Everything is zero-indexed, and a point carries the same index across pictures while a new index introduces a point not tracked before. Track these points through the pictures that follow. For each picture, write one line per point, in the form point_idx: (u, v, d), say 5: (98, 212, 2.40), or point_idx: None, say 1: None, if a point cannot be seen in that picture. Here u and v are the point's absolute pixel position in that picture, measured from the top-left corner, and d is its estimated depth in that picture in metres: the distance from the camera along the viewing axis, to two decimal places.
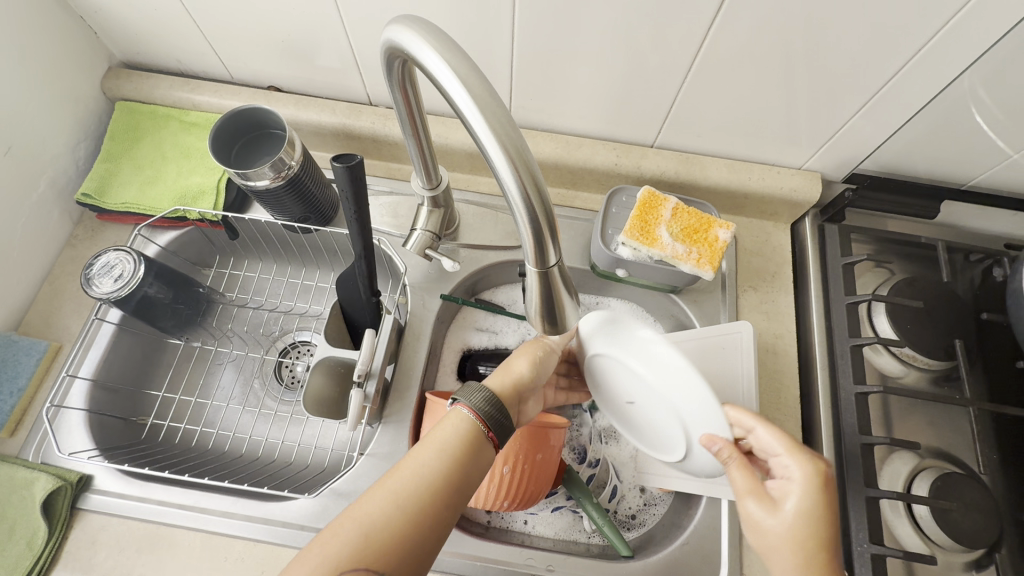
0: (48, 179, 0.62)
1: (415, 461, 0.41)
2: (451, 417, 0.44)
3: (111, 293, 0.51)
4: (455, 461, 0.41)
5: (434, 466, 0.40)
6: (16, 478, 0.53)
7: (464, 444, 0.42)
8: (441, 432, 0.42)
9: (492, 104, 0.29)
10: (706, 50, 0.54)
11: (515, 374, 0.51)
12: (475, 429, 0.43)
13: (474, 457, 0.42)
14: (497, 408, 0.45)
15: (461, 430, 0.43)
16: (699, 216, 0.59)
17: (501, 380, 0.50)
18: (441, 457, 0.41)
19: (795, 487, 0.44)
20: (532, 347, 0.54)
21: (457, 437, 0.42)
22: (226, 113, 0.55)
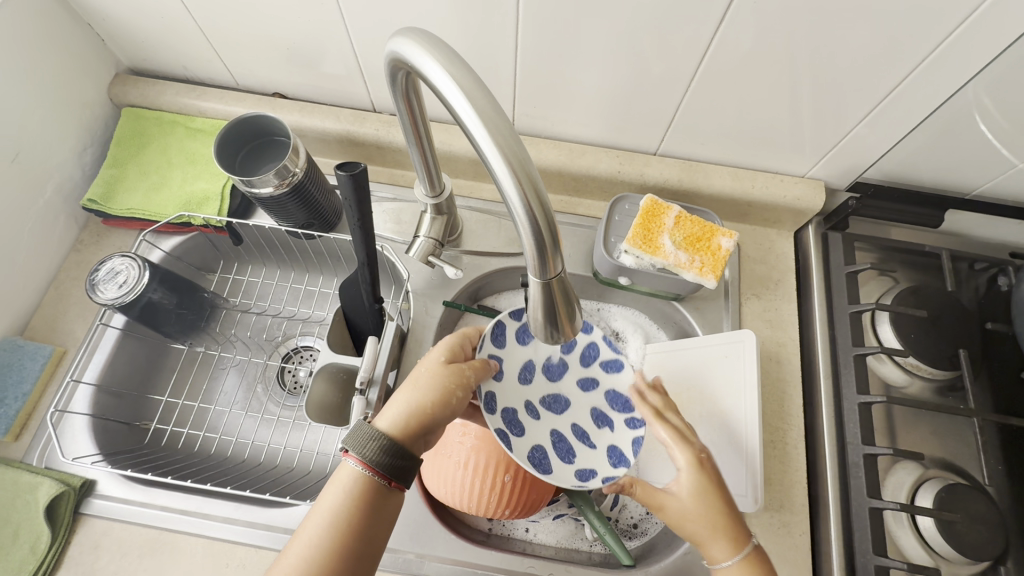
0: (54, 184, 0.63)
1: (306, 532, 0.41)
2: (337, 478, 0.42)
3: (116, 299, 0.51)
4: (345, 526, 0.41)
5: (323, 538, 0.40)
6: (20, 482, 0.53)
7: (352, 503, 0.41)
8: (326, 499, 0.42)
9: (495, 116, 0.29)
10: (710, 58, 0.54)
11: (417, 408, 0.45)
12: (366, 483, 0.42)
13: (366, 515, 0.41)
14: (391, 454, 0.42)
15: (349, 492, 0.41)
16: (702, 224, 0.58)
17: (402, 420, 0.44)
18: (329, 527, 0.41)
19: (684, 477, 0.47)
20: (449, 381, 0.46)
21: (345, 498, 0.41)
22: (231, 121, 0.55)
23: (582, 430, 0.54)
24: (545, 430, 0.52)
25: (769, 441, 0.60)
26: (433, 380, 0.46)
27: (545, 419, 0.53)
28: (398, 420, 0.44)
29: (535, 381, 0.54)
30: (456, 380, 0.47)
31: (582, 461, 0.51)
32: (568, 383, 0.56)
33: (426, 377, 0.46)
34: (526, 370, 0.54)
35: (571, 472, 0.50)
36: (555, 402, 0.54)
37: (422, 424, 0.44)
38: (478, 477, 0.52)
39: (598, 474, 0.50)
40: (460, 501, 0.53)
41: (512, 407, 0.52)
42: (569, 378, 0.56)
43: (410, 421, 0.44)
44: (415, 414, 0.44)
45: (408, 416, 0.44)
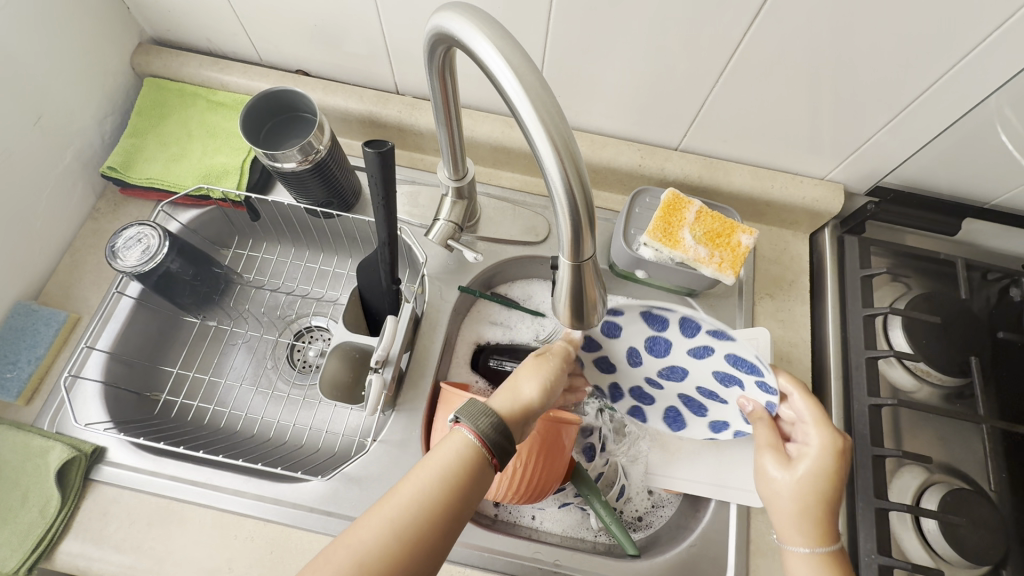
0: (73, 151, 0.62)
1: (417, 479, 0.40)
2: (452, 439, 0.42)
3: (135, 266, 0.51)
4: (456, 485, 0.40)
5: (439, 486, 0.40)
6: (31, 445, 0.53)
7: (466, 466, 0.40)
8: (447, 450, 0.41)
9: (543, 95, 0.29)
10: (738, 57, 0.54)
11: (525, 396, 0.46)
12: (477, 451, 0.41)
13: (474, 486, 0.40)
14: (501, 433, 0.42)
15: (463, 452, 0.41)
16: (723, 220, 0.58)
17: (508, 400, 0.45)
18: (447, 477, 0.40)
19: (811, 450, 0.49)
20: (550, 361, 0.49)
21: (460, 461, 0.40)
22: (257, 95, 0.55)
23: (710, 390, 0.54)
24: (671, 396, 0.56)
25: None
26: (538, 362, 0.49)
27: (669, 387, 0.56)
28: (507, 401, 0.45)
29: (645, 362, 0.54)
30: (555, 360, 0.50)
31: (713, 415, 0.57)
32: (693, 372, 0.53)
33: (527, 364, 0.49)
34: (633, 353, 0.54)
35: (705, 425, 0.58)
36: (672, 374, 0.54)
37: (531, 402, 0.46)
38: None
39: (725, 425, 0.56)
40: None
41: (637, 384, 0.56)
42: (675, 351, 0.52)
43: (518, 399, 0.45)
44: (524, 392, 0.46)
45: (516, 396, 0.46)
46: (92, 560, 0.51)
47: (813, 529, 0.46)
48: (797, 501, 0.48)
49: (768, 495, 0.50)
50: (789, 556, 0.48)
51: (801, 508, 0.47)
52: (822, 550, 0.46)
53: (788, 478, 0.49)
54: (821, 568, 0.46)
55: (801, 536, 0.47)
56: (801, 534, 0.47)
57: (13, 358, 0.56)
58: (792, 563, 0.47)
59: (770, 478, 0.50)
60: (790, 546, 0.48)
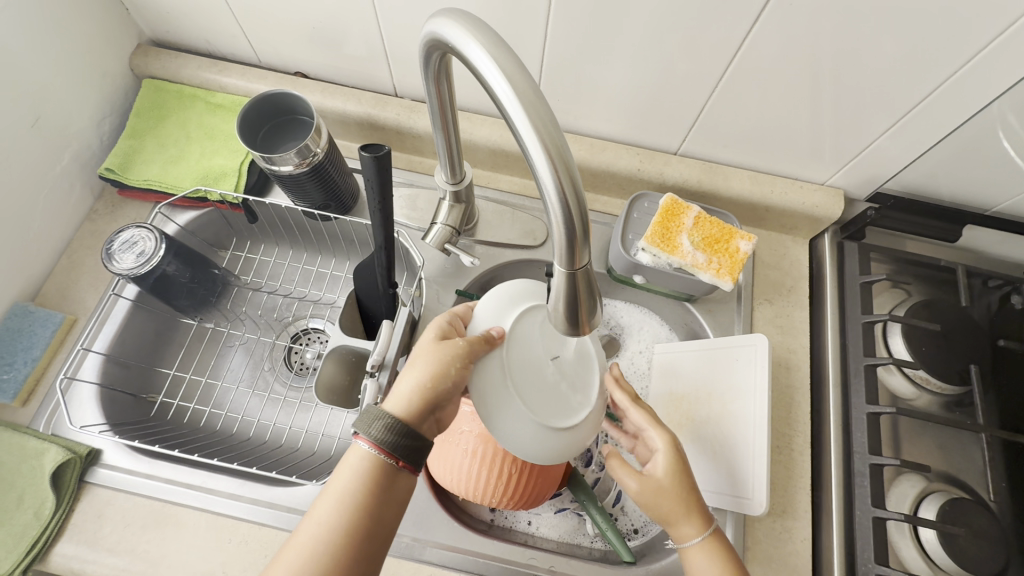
0: (72, 152, 0.62)
1: (317, 514, 0.40)
2: (346, 463, 0.41)
3: (132, 269, 0.51)
4: (354, 512, 0.40)
5: (336, 519, 0.40)
6: (26, 447, 0.53)
7: (364, 489, 0.40)
8: (337, 481, 0.40)
9: (537, 103, 0.29)
10: (738, 61, 0.54)
11: (419, 386, 0.42)
12: (376, 466, 0.41)
13: (377, 505, 0.40)
14: (401, 438, 0.41)
15: (357, 477, 0.40)
16: (721, 226, 0.58)
17: (404, 400, 0.42)
18: (342, 508, 0.40)
19: (660, 454, 0.48)
20: (446, 349, 0.41)
21: (357, 484, 0.40)
22: (254, 97, 0.55)
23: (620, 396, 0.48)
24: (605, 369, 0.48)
25: (775, 446, 0.60)
26: (435, 349, 0.42)
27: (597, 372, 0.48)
28: (403, 399, 0.42)
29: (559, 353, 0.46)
30: (451, 349, 0.41)
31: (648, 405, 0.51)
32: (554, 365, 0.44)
33: (421, 353, 0.43)
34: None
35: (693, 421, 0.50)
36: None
37: (427, 400, 0.42)
38: (485, 468, 0.52)
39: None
40: (465, 489, 0.53)
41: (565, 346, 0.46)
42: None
43: (411, 399, 0.42)
44: (416, 390, 0.42)
45: (409, 394, 0.42)
46: (86, 562, 0.51)
47: (693, 517, 0.47)
48: (669, 505, 0.47)
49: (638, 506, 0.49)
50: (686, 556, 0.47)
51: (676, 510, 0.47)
52: (711, 532, 0.47)
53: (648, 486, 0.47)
54: (720, 556, 0.46)
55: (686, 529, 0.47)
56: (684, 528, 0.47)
57: (10, 360, 0.56)
58: (692, 560, 0.46)
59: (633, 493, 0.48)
60: (684, 544, 0.47)
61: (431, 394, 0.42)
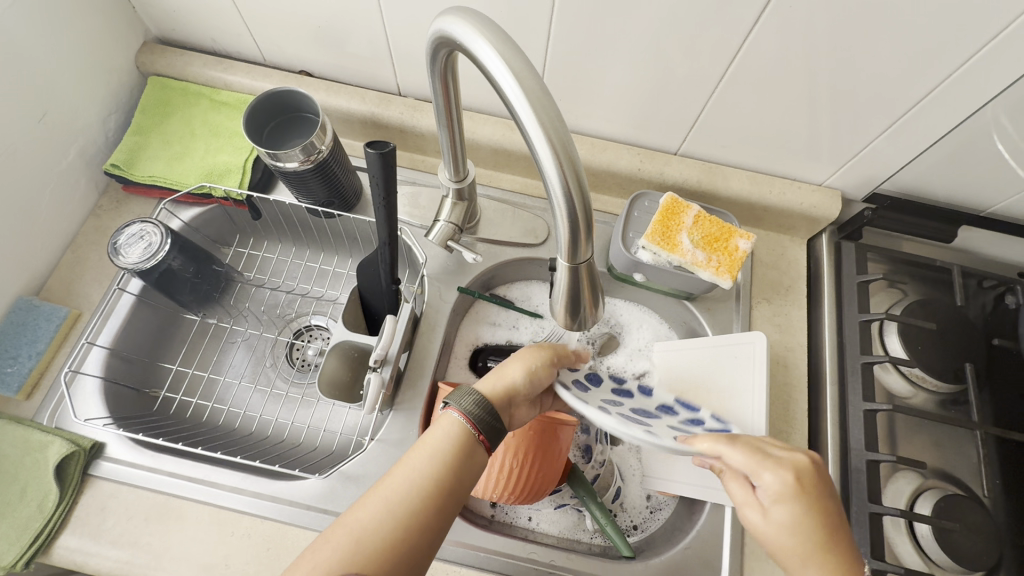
0: (78, 148, 0.63)
1: (412, 460, 0.42)
2: (444, 420, 0.44)
3: (138, 263, 0.52)
4: (444, 471, 0.42)
5: (429, 471, 0.41)
6: (30, 440, 0.53)
7: (460, 444, 0.42)
8: (432, 437, 0.43)
9: (543, 100, 0.30)
10: (738, 61, 0.55)
11: (509, 377, 0.46)
12: (466, 434, 0.43)
13: (469, 461, 0.42)
14: (489, 416, 0.44)
15: (450, 438, 0.43)
16: (721, 224, 0.59)
17: (492, 383, 0.46)
18: (436, 463, 0.42)
19: (776, 491, 0.39)
20: (540, 354, 0.49)
21: (453, 439, 0.43)
22: (261, 94, 0.55)
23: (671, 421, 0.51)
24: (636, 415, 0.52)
25: None
26: (528, 353, 0.49)
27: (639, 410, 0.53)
28: (492, 382, 0.46)
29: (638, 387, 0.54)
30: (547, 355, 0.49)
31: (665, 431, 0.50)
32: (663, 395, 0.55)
33: (516, 352, 0.49)
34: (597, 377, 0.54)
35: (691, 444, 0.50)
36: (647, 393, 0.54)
37: (514, 390, 0.46)
38: (486, 462, 0.52)
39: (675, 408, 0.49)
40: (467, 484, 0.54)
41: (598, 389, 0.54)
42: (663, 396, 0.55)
43: (498, 385, 0.46)
44: (505, 379, 0.47)
45: (496, 379, 0.47)
46: (89, 554, 0.51)
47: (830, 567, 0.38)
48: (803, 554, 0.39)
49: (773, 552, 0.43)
50: None
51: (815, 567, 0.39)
52: None
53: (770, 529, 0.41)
54: None
55: None
56: None
57: (14, 353, 0.57)
58: None
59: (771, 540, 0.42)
60: None
61: (518, 387, 0.46)
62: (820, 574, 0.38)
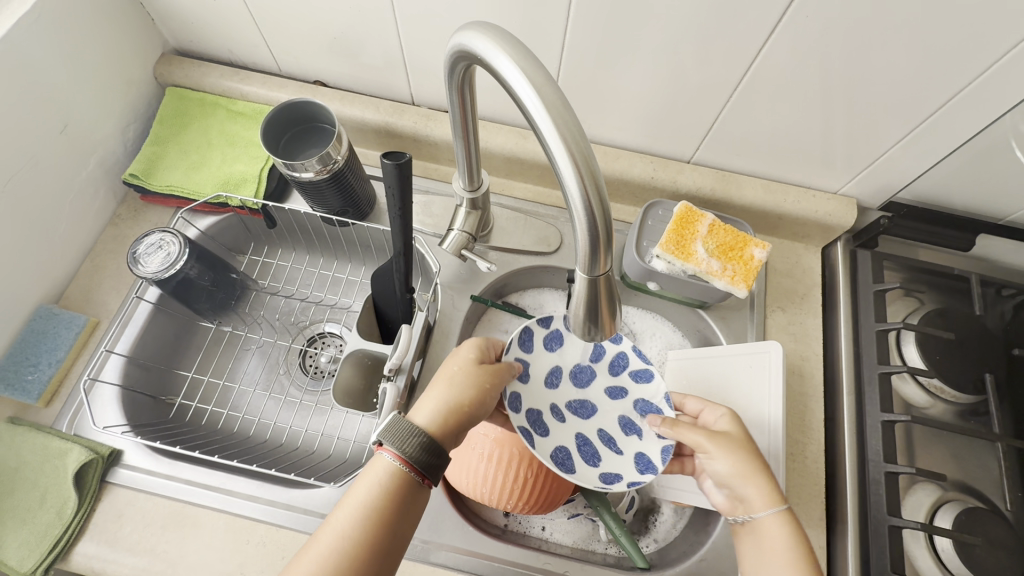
0: (98, 158, 0.64)
1: (336, 522, 0.42)
2: (371, 471, 0.43)
3: (157, 272, 0.52)
4: (369, 528, 0.41)
5: (354, 533, 0.41)
6: (51, 448, 0.54)
7: (382, 498, 0.42)
8: (355, 493, 0.42)
9: (564, 113, 0.30)
10: (752, 71, 0.55)
11: (448, 404, 0.46)
12: (398, 481, 0.42)
13: (396, 512, 0.42)
14: (426, 454, 0.43)
15: (376, 492, 0.42)
16: (736, 233, 0.58)
17: (433, 416, 0.45)
18: (361, 522, 0.41)
19: (726, 418, 0.53)
20: (481, 379, 0.48)
21: (377, 494, 0.42)
22: (278, 105, 0.56)
23: (609, 435, 0.55)
24: (570, 432, 0.54)
25: (789, 454, 0.60)
26: (469, 377, 0.48)
27: (570, 422, 0.55)
28: (432, 414, 0.46)
29: (561, 387, 0.56)
30: (487, 379, 0.49)
31: (606, 466, 0.52)
32: (594, 390, 0.57)
33: (459, 375, 0.48)
34: (536, 417, 0.53)
35: (626, 461, 0.53)
36: (581, 409, 0.56)
37: (457, 420, 0.46)
38: (500, 471, 0.52)
39: (624, 478, 0.51)
40: (481, 493, 0.53)
41: (536, 408, 0.54)
42: (595, 388, 0.57)
43: (438, 415, 0.46)
44: (443, 409, 0.46)
45: (436, 410, 0.46)
46: (106, 562, 0.52)
47: (767, 487, 0.49)
48: (742, 467, 0.50)
49: (718, 476, 0.51)
50: (758, 527, 0.49)
51: (751, 472, 0.50)
52: (784, 506, 0.48)
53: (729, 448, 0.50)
54: (790, 524, 0.48)
55: (767, 497, 0.49)
56: (765, 495, 0.49)
57: (35, 360, 0.57)
58: (767, 529, 0.48)
59: (711, 461, 0.51)
60: (760, 513, 0.49)
61: (458, 415, 0.46)
62: (756, 488, 0.49)
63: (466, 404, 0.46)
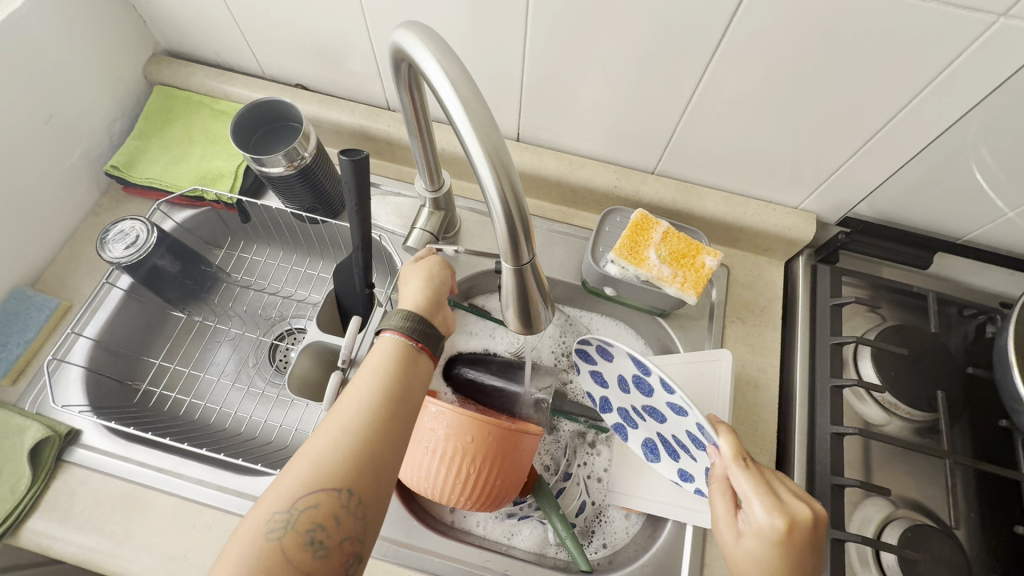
0: (82, 148, 0.67)
1: (356, 385, 0.43)
2: (378, 346, 0.45)
3: (122, 258, 0.54)
4: (388, 381, 0.43)
5: (374, 389, 0.42)
6: (9, 424, 0.55)
7: (396, 361, 0.44)
8: (369, 362, 0.44)
9: (476, 106, 0.32)
10: (705, 84, 0.57)
11: (419, 287, 0.51)
12: (400, 347, 0.45)
13: (409, 371, 0.44)
14: (418, 324, 0.47)
15: (386, 357, 0.44)
16: (689, 241, 0.59)
17: (412, 301, 0.50)
18: (378, 379, 0.43)
19: (755, 530, 0.44)
20: (436, 262, 0.53)
21: (389, 357, 0.44)
22: (250, 103, 0.59)
23: (682, 442, 0.54)
24: (652, 431, 0.57)
25: None
26: (424, 265, 0.53)
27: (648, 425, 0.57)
28: (414, 298, 0.50)
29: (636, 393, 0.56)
30: (438, 259, 0.54)
31: (683, 465, 0.55)
32: (659, 399, 0.53)
33: (415, 267, 0.53)
34: (625, 415, 0.59)
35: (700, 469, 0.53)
36: (654, 412, 0.55)
37: (432, 293, 0.50)
38: (443, 467, 0.52)
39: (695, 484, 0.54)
40: (426, 487, 0.54)
41: (622, 409, 0.59)
42: (657, 397, 0.53)
43: (416, 297, 0.50)
44: (419, 288, 0.50)
45: (413, 294, 0.50)
46: (54, 538, 0.52)
47: None
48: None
49: None
50: None
51: None
52: None
53: (730, 551, 0.46)
54: None
55: None
56: None
57: (5, 340, 0.59)
58: None
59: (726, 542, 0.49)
60: None
61: (432, 289, 0.51)
62: None
63: (426, 282, 0.51)
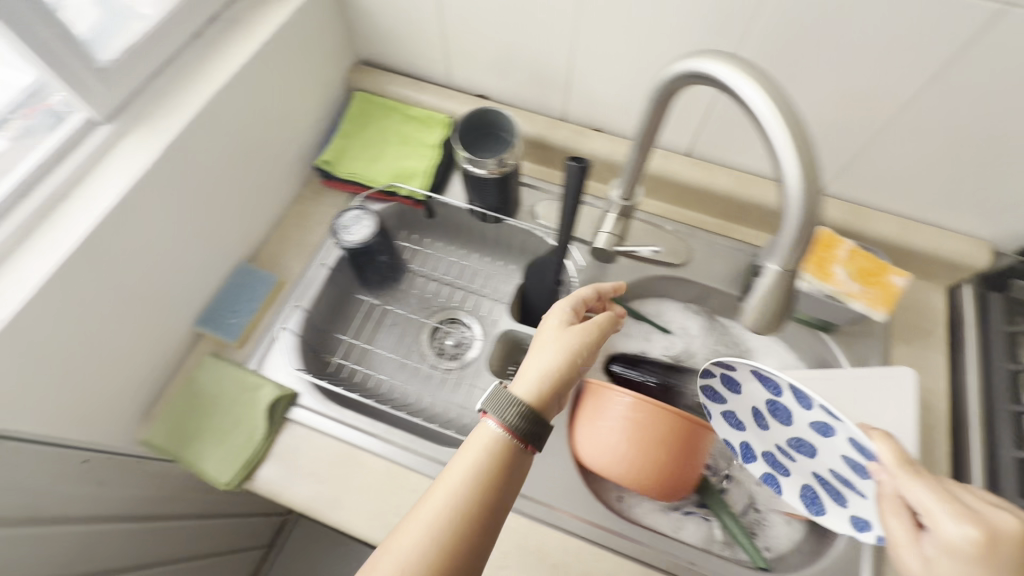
0: (299, 144, 0.75)
1: (450, 480, 0.45)
2: (479, 436, 0.47)
3: (354, 241, 0.65)
4: (490, 486, 0.44)
5: (474, 493, 0.44)
6: (246, 381, 0.63)
7: (490, 461, 0.45)
8: (464, 458, 0.46)
9: (790, 122, 0.36)
10: (901, 111, 0.59)
11: (552, 369, 0.50)
12: (500, 446, 0.46)
13: (505, 472, 0.45)
14: (526, 422, 0.47)
15: (486, 452, 0.46)
16: (875, 261, 0.61)
17: (533, 390, 0.49)
18: (471, 481, 0.44)
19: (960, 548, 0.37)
20: (574, 340, 0.52)
21: (485, 455, 0.46)
22: (472, 111, 0.66)
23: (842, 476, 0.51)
24: (805, 472, 0.54)
25: None
26: (565, 345, 0.52)
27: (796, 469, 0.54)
28: (533, 385, 0.50)
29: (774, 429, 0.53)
30: (577, 334, 0.52)
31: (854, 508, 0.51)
32: (801, 424, 0.50)
33: (555, 342, 0.52)
34: (772, 459, 0.54)
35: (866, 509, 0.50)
36: (801, 445, 0.52)
37: (556, 387, 0.50)
38: (638, 453, 0.56)
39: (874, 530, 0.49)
40: (618, 470, 0.58)
41: (768, 451, 0.55)
42: (799, 422, 0.50)
43: (536, 386, 0.49)
44: (547, 373, 0.50)
45: (533, 378, 0.50)
46: (283, 485, 0.59)
47: None
48: None
49: None
50: None
51: None
52: None
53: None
54: None
55: None
56: None
57: (237, 307, 0.68)
58: None
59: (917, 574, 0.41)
60: None
61: (559, 377, 0.50)
62: None
63: (564, 367, 0.50)
